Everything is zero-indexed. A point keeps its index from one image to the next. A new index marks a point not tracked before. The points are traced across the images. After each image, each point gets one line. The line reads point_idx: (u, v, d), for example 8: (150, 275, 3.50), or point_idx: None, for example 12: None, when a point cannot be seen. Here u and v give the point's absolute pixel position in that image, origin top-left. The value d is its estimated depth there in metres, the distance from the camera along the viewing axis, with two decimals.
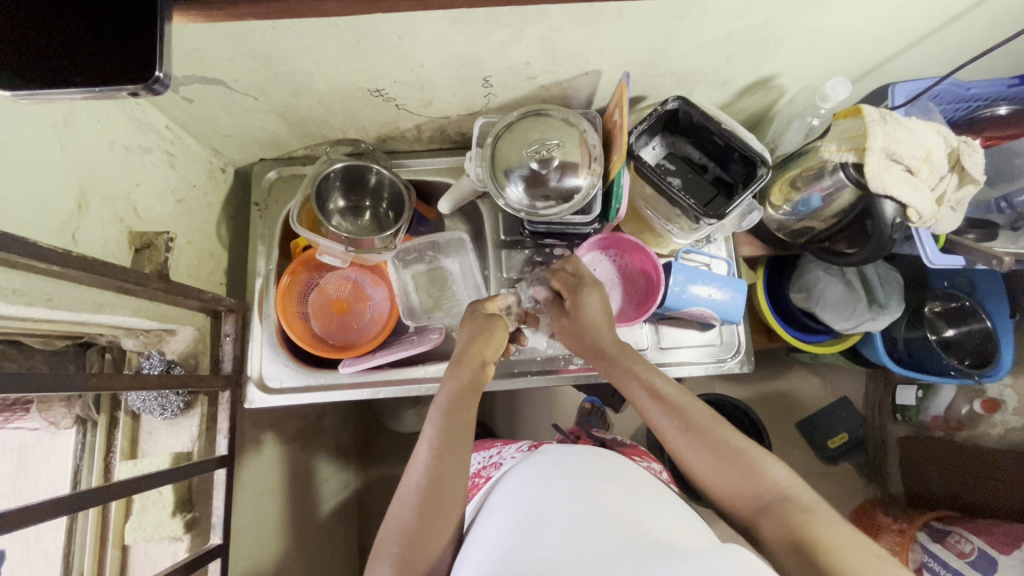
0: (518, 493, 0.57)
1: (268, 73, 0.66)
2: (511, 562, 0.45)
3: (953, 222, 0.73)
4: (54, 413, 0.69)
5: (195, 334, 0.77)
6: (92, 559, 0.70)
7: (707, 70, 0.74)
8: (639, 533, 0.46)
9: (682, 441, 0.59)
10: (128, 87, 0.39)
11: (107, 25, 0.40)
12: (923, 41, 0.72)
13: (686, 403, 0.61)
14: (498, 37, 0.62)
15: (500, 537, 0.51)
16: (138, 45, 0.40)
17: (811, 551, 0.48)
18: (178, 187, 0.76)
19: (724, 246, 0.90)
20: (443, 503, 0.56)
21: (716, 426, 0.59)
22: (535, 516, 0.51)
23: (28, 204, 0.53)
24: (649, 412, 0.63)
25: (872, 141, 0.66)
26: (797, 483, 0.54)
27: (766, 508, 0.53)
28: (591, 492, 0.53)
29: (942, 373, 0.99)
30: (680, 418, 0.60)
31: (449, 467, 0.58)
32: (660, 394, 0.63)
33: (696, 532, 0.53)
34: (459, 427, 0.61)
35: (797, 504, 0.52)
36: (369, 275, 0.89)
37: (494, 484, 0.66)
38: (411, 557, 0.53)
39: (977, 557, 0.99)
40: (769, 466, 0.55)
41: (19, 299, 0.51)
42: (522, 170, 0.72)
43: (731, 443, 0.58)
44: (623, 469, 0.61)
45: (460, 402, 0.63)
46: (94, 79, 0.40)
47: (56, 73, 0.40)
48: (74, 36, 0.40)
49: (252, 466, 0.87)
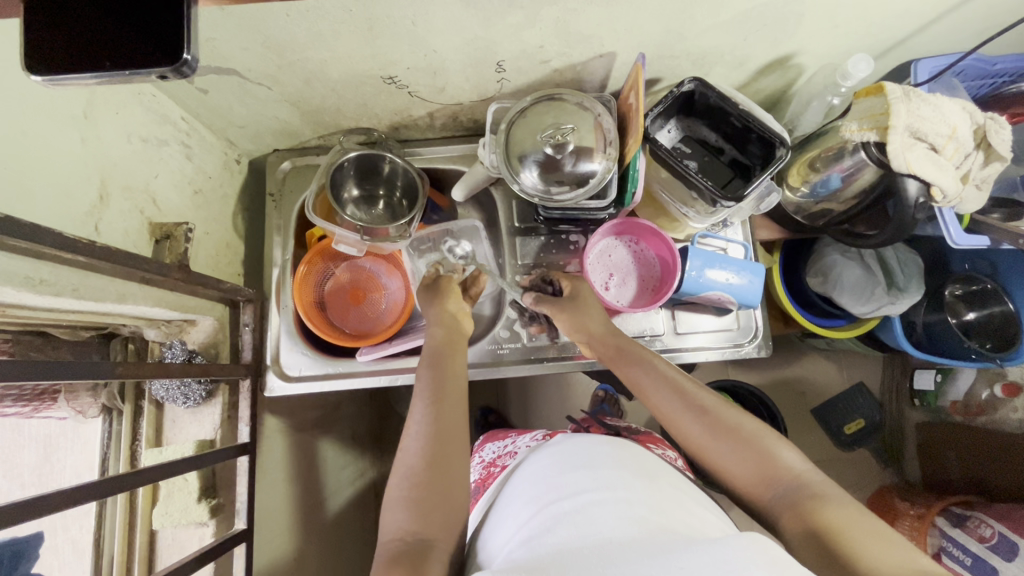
0: (535, 483, 0.56)
1: (282, 62, 0.66)
2: (529, 554, 0.45)
3: (979, 200, 0.71)
4: (81, 402, 0.70)
5: (216, 323, 0.78)
6: (121, 544, 0.72)
7: (724, 50, 0.72)
8: (659, 523, 0.46)
9: (695, 430, 0.62)
10: (157, 69, 0.37)
11: (119, 7, 0.37)
12: (951, 13, 0.70)
13: (696, 391, 0.64)
14: (512, 19, 0.62)
15: (519, 533, 0.50)
16: (162, 25, 0.37)
17: (828, 539, 0.49)
18: (195, 178, 0.76)
19: (741, 230, 0.89)
20: (448, 446, 0.58)
21: (725, 410, 0.62)
22: (550, 504, 0.50)
23: (52, 194, 0.53)
24: (661, 403, 0.65)
25: (895, 119, 0.65)
26: (808, 469, 0.57)
27: (783, 498, 0.55)
28: (610, 479, 0.52)
29: (964, 357, 0.98)
30: (693, 405, 0.63)
31: (445, 404, 0.61)
32: (670, 381, 0.66)
33: (714, 521, 0.52)
34: (448, 373, 0.65)
35: (812, 491, 0.54)
36: (385, 264, 0.90)
37: (510, 474, 0.66)
38: (425, 497, 0.54)
39: (998, 541, 0.98)
40: (783, 454, 0.58)
41: (46, 289, 0.52)
42: (537, 155, 0.72)
43: (744, 429, 0.60)
44: (640, 458, 0.60)
45: (447, 355, 0.67)
46: (121, 63, 0.37)
47: (80, 53, 0.37)
48: (86, 19, 0.37)
49: (269, 455, 0.89)
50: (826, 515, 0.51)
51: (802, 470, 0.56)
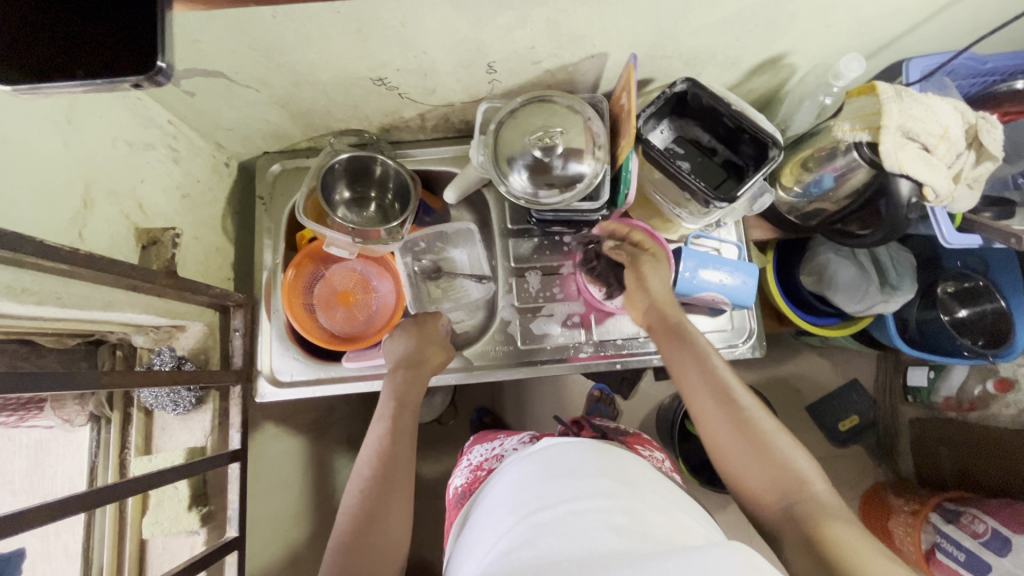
0: (519, 491, 0.55)
1: (270, 64, 0.65)
2: (508, 566, 0.45)
3: (971, 200, 0.70)
4: (68, 411, 0.70)
5: (205, 329, 0.77)
6: (111, 553, 0.71)
7: (716, 50, 0.72)
8: (640, 534, 0.45)
9: (722, 426, 0.61)
10: (130, 77, 0.36)
11: (96, 13, 0.36)
12: (943, 12, 0.70)
13: (732, 385, 0.64)
14: (502, 20, 0.61)
15: (501, 545, 0.49)
16: (136, 30, 0.36)
17: (827, 554, 0.49)
18: (183, 182, 0.75)
19: (734, 230, 0.89)
20: (388, 489, 0.62)
21: (757, 414, 0.61)
22: (532, 514, 0.50)
23: (35, 201, 0.52)
24: (695, 391, 0.64)
25: (888, 119, 0.64)
26: (825, 488, 0.57)
27: (792, 510, 0.55)
28: (593, 488, 0.51)
29: (956, 354, 0.99)
30: (726, 401, 0.62)
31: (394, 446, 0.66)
32: (711, 370, 0.65)
33: (696, 528, 0.51)
34: (405, 433, 0.68)
35: (824, 509, 0.54)
36: (374, 267, 0.87)
37: (490, 482, 0.65)
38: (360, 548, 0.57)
39: (991, 537, 0.98)
40: (802, 468, 0.58)
41: (29, 299, 0.51)
42: (525, 159, 0.71)
43: (769, 434, 0.60)
44: (621, 464, 0.59)
45: (405, 394, 0.72)
46: (95, 69, 0.36)
47: (54, 62, 0.36)
48: (61, 25, 0.36)
49: (263, 460, 0.88)
50: (832, 533, 0.51)
51: (820, 488, 0.56)
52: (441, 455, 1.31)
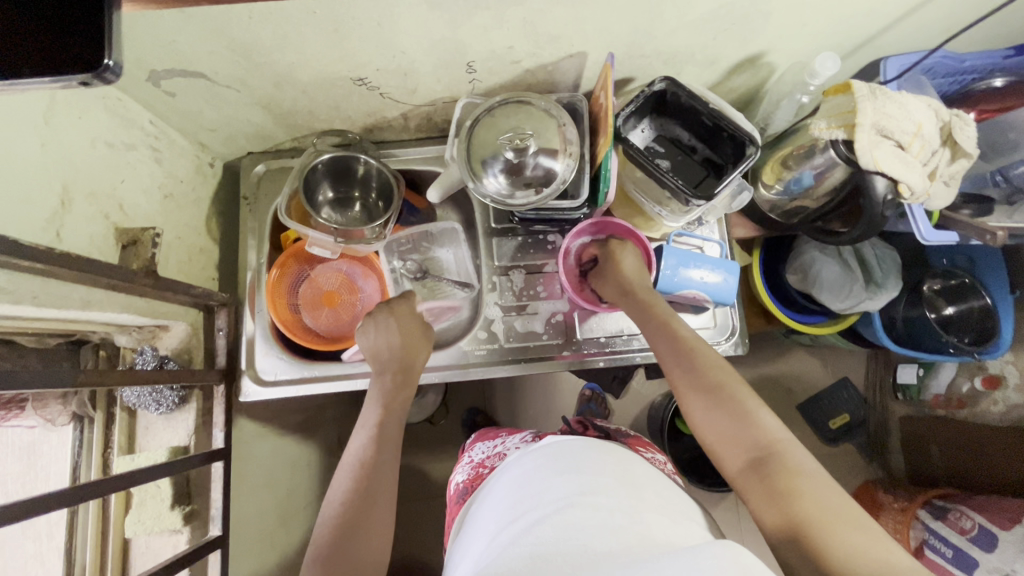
0: (519, 486, 0.55)
1: (249, 65, 0.65)
2: (505, 559, 0.45)
3: (946, 197, 0.72)
4: (49, 410, 0.71)
5: (189, 328, 0.78)
6: (94, 552, 0.72)
7: (694, 49, 0.72)
8: (638, 532, 0.45)
9: (688, 386, 0.63)
10: (77, 76, 0.36)
11: (50, 13, 0.37)
12: (918, 11, 0.70)
13: (697, 346, 0.66)
14: (479, 20, 0.61)
15: (498, 541, 0.49)
16: (88, 30, 0.37)
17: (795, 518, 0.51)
18: (166, 182, 0.76)
19: (717, 228, 0.90)
20: (379, 495, 0.63)
21: (722, 373, 0.63)
22: (530, 511, 0.50)
23: (11, 201, 0.53)
24: (667, 358, 0.67)
25: (862, 116, 0.65)
26: (788, 439, 0.58)
27: (755, 465, 0.56)
28: (593, 485, 0.52)
29: (942, 351, 0.99)
30: (691, 361, 0.65)
31: (386, 446, 0.66)
32: (678, 334, 0.68)
33: (697, 530, 0.51)
34: (392, 436, 0.68)
35: (786, 462, 0.55)
36: (360, 267, 0.88)
37: (491, 479, 0.65)
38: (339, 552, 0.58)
39: (978, 533, 0.99)
40: (766, 424, 0.59)
41: (5, 298, 0.51)
42: (499, 162, 0.72)
43: (733, 391, 0.61)
44: (625, 463, 0.59)
45: (393, 395, 0.71)
46: (44, 69, 0.36)
47: (4, 61, 0.37)
48: (11, 23, 0.37)
49: (250, 459, 0.88)
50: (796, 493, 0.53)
51: (781, 439, 0.58)
52: (432, 455, 1.31)
